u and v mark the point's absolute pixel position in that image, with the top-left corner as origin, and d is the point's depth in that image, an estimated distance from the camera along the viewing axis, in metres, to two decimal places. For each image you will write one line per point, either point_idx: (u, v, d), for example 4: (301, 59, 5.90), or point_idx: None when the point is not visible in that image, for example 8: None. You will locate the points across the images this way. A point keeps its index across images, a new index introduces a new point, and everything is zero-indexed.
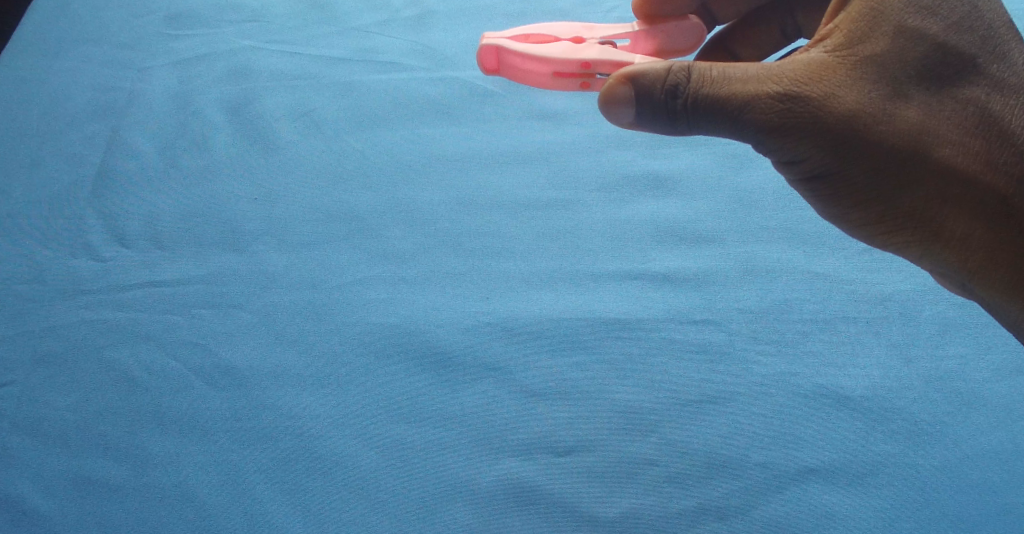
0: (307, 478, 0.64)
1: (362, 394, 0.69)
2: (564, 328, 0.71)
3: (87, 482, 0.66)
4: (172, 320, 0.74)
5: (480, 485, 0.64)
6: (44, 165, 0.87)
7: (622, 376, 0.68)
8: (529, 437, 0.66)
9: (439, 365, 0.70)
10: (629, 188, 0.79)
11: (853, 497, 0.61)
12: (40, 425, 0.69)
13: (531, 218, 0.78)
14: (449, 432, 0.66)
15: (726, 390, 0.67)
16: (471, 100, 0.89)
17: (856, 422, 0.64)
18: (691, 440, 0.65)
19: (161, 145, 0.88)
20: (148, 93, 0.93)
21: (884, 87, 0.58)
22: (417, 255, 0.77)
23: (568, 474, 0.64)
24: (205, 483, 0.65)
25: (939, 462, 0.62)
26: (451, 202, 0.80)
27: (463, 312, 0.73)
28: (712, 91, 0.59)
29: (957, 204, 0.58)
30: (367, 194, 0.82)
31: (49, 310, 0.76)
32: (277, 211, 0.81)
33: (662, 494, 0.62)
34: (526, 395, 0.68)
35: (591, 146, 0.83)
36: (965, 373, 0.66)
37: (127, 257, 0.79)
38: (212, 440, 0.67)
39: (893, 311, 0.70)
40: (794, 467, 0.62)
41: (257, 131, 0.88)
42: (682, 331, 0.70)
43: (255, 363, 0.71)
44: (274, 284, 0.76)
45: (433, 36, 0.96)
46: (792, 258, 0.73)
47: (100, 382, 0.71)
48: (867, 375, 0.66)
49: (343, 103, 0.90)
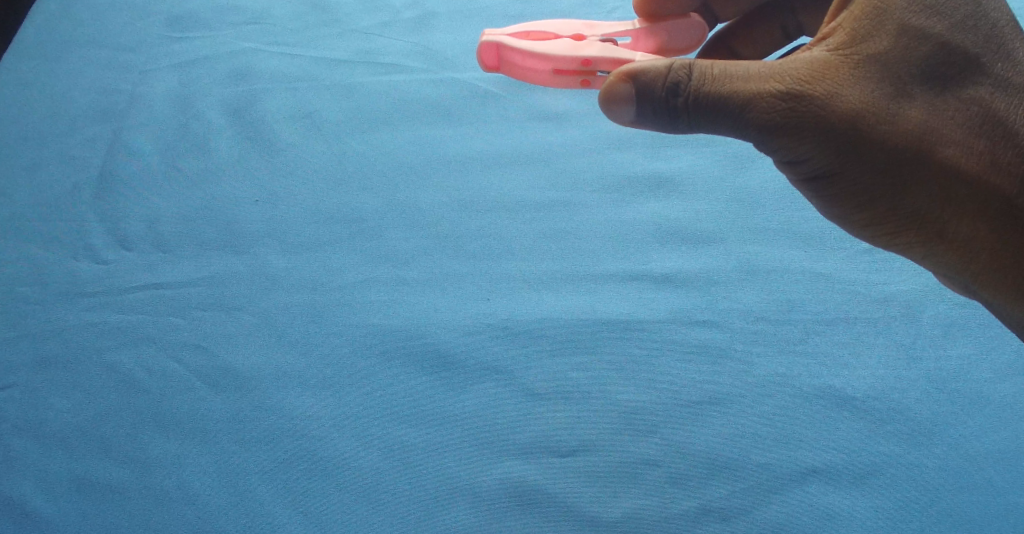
0: (307, 480, 0.65)
1: (363, 396, 0.69)
2: (564, 328, 0.72)
3: (89, 484, 0.66)
4: (174, 321, 0.74)
5: (481, 487, 0.64)
6: (43, 167, 0.86)
7: (623, 377, 0.69)
8: (531, 437, 0.66)
9: (440, 366, 0.70)
10: (629, 189, 0.81)
11: (854, 497, 0.62)
12: (41, 426, 0.69)
13: (532, 219, 0.79)
14: (449, 432, 0.67)
15: (729, 390, 0.68)
16: (472, 101, 0.90)
17: (856, 423, 0.65)
18: (693, 441, 0.65)
19: (163, 146, 0.88)
20: (149, 96, 0.93)
21: (895, 86, 0.51)
22: (418, 256, 0.77)
23: (569, 474, 0.64)
24: (206, 484, 0.65)
25: (941, 462, 0.63)
26: (451, 204, 0.81)
27: (467, 313, 0.73)
28: (716, 89, 0.52)
29: (975, 211, 0.52)
30: (368, 195, 0.82)
31: (50, 312, 0.75)
32: (278, 211, 0.81)
33: (662, 494, 0.63)
34: (528, 395, 0.68)
35: (592, 147, 0.85)
36: (966, 373, 0.68)
37: (128, 259, 0.78)
38: (213, 442, 0.67)
39: (891, 311, 0.71)
40: (795, 468, 0.64)
41: (258, 132, 0.88)
42: (683, 332, 0.71)
43: (256, 364, 0.71)
44: (275, 285, 0.76)
45: (433, 36, 0.97)
46: (793, 259, 0.75)
47: (101, 384, 0.71)
48: (865, 375, 0.68)
49: (344, 104, 0.90)
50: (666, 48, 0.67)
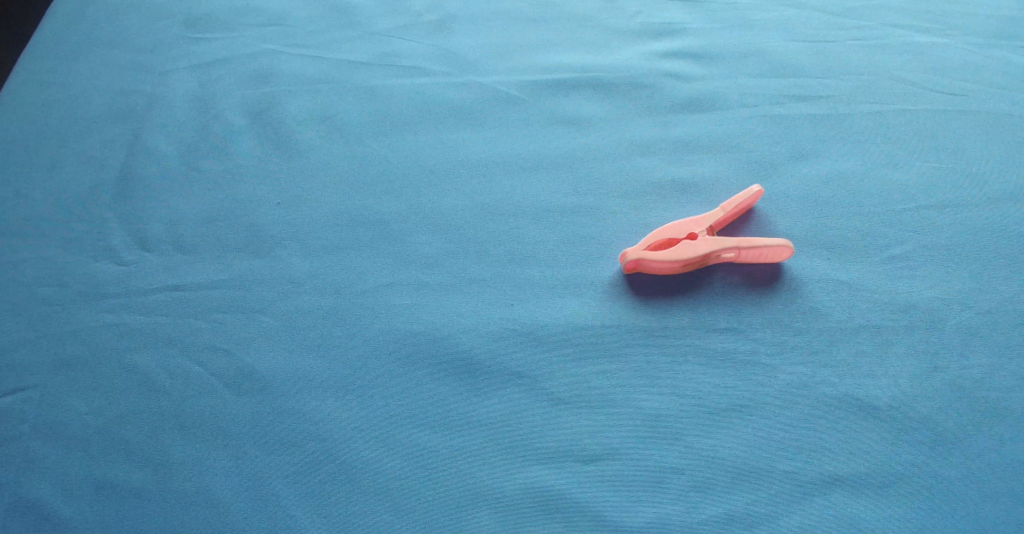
0: (334, 485, 0.65)
1: (387, 400, 0.69)
2: (588, 334, 0.71)
3: (109, 487, 0.66)
4: (194, 324, 0.74)
5: (505, 493, 0.65)
6: (60, 165, 0.86)
7: (647, 383, 0.69)
8: (555, 444, 0.66)
9: (463, 371, 0.70)
10: (653, 195, 0.81)
11: (878, 506, 0.63)
12: (61, 429, 0.69)
13: (556, 224, 0.79)
14: (473, 438, 0.67)
15: (753, 397, 0.68)
16: (493, 105, 0.89)
17: (879, 432, 0.66)
18: (716, 448, 0.66)
19: (182, 147, 0.87)
20: (168, 97, 0.92)
21: None
22: (441, 261, 0.77)
23: (593, 482, 0.65)
24: (230, 487, 0.66)
25: (963, 472, 0.64)
26: (473, 209, 0.80)
27: (489, 318, 0.73)
28: None
29: None
30: (389, 199, 0.81)
31: (70, 314, 0.75)
32: (299, 214, 0.81)
33: (687, 501, 0.64)
34: (552, 401, 0.68)
35: (614, 152, 0.84)
36: (993, 382, 0.68)
37: (148, 261, 0.78)
38: (236, 445, 0.67)
39: (918, 320, 0.71)
40: (820, 477, 0.64)
41: (278, 134, 0.88)
42: (708, 339, 0.71)
43: (278, 368, 0.71)
44: (298, 289, 0.76)
45: (454, 40, 0.96)
46: (819, 267, 0.75)
47: (122, 387, 0.71)
48: (889, 385, 0.68)
49: (365, 107, 0.90)
50: (755, 249, 0.73)
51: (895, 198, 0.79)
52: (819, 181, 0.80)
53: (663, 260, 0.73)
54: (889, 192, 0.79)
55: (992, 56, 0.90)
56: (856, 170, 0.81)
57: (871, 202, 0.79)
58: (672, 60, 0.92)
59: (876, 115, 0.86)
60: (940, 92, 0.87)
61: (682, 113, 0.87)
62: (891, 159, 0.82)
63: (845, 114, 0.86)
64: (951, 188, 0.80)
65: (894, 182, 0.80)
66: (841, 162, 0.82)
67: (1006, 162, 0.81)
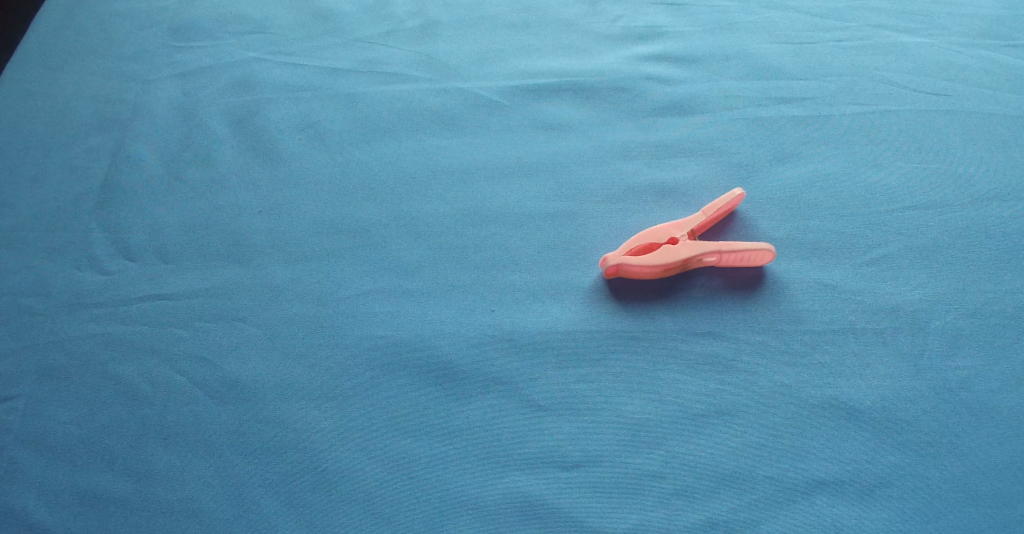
0: (315, 494, 0.65)
1: (367, 409, 0.69)
2: (570, 340, 0.71)
3: (91, 497, 0.66)
4: (177, 333, 0.74)
5: (485, 501, 0.64)
6: (45, 175, 0.86)
7: (628, 389, 0.69)
8: (535, 451, 0.66)
9: (444, 379, 0.70)
10: (635, 199, 0.80)
11: (860, 510, 0.63)
12: (44, 439, 0.69)
13: (536, 230, 0.79)
14: (454, 446, 0.67)
15: (735, 402, 0.67)
16: (476, 111, 0.89)
17: (862, 435, 0.66)
18: (698, 454, 0.65)
19: (166, 156, 0.87)
20: (153, 106, 0.92)
21: None
22: (422, 268, 0.77)
23: (574, 489, 0.65)
24: (212, 496, 0.66)
25: (948, 474, 0.64)
26: (454, 214, 0.80)
27: (471, 324, 0.73)
28: None
29: None
30: (372, 206, 0.81)
31: (52, 324, 0.75)
32: (282, 222, 0.81)
33: (668, 508, 0.63)
34: (533, 409, 0.68)
35: (595, 156, 0.84)
36: (977, 383, 0.68)
37: (131, 271, 0.78)
38: (218, 455, 0.67)
39: (900, 321, 0.71)
40: (802, 481, 0.64)
41: (261, 142, 0.88)
42: (689, 343, 0.71)
43: (260, 377, 0.71)
44: (280, 297, 0.76)
45: (437, 46, 0.96)
46: (801, 270, 0.74)
47: (104, 397, 0.71)
48: (872, 387, 0.68)
49: (348, 114, 0.90)
50: (736, 254, 0.73)
51: (878, 200, 0.79)
52: (802, 184, 0.80)
53: (643, 265, 0.72)
54: (871, 194, 0.79)
55: (976, 56, 0.90)
56: (839, 172, 0.81)
57: (853, 204, 0.78)
58: (655, 64, 0.92)
59: (859, 116, 0.86)
60: (924, 93, 0.87)
61: (665, 117, 0.87)
62: (874, 161, 0.82)
63: (827, 115, 0.86)
64: (935, 189, 0.79)
65: (878, 184, 0.80)
66: (824, 164, 0.82)
67: (990, 162, 0.81)
